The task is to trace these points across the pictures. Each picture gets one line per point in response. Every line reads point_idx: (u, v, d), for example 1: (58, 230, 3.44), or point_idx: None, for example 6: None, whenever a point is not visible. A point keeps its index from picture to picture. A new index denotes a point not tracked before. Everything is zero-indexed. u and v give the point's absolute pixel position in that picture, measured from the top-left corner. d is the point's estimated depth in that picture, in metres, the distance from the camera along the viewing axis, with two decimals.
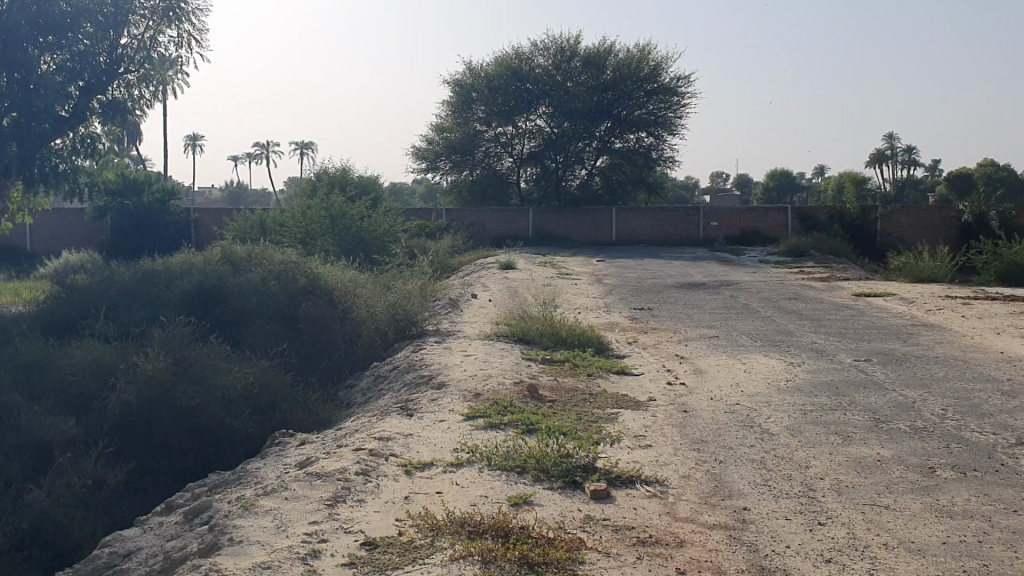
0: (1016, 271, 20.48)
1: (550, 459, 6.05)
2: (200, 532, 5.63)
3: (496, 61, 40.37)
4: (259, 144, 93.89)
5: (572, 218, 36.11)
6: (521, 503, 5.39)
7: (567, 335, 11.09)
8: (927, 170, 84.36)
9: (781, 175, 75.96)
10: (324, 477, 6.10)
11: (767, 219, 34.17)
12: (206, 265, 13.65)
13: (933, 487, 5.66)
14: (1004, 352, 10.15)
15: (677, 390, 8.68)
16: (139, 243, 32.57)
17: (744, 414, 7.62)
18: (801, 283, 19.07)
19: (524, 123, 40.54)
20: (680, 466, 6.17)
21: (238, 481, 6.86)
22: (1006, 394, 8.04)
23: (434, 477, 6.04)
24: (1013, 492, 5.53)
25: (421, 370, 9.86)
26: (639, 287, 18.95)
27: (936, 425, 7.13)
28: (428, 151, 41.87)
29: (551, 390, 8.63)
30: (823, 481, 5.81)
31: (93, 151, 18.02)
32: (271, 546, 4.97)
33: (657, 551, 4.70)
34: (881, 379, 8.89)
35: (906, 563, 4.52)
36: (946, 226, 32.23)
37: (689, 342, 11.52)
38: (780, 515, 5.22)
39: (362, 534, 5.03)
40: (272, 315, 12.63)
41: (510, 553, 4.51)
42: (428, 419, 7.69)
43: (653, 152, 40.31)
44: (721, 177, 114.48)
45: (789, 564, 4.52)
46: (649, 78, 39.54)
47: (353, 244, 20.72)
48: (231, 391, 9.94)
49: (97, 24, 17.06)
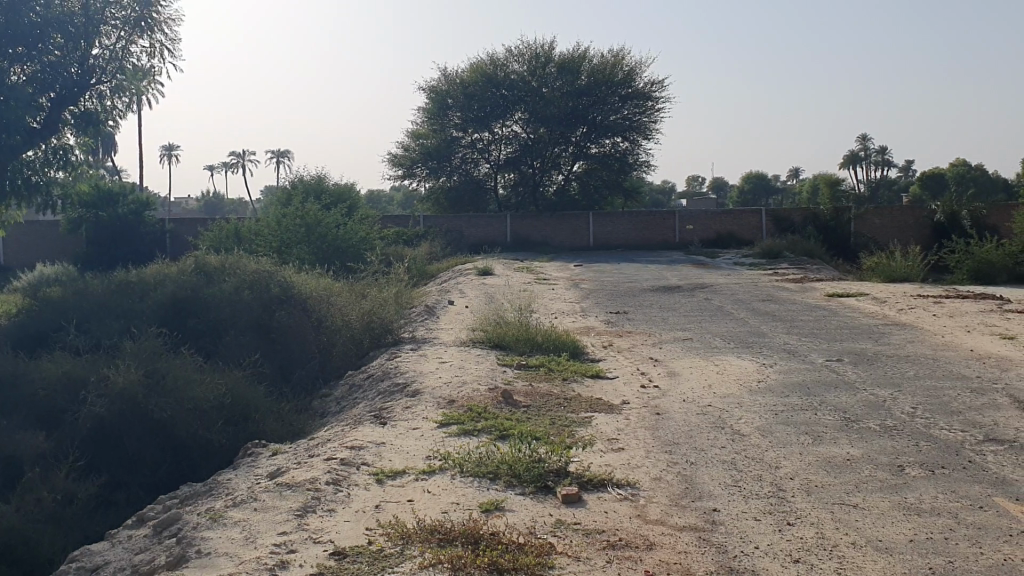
0: (988, 269, 20.71)
1: (521, 464, 6.04)
2: (169, 545, 5.57)
3: (471, 68, 40.49)
4: (235, 153, 92.89)
5: (549, 223, 36.06)
6: (492, 510, 5.38)
7: (542, 340, 11.11)
8: (901, 172, 84.20)
9: (755, 178, 76.88)
10: (294, 487, 6.05)
11: (743, 221, 34.33)
12: (178, 275, 13.56)
13: (902, 484, 5.70)
14: (974, 350, 10.24)
15: (650, 392, 8.70)
16: (115, 255, 32.30)
17: (716, 415, 7.67)
18: (776, 285, 19.17)
19: (500, 129, 40.67)
20: (652, 469, 6.17)
21: (208, 492, 6.78)
22: (974, 392, 8.11)
23: (405, 485, 6.00)
24: (980, 488, 5.57)
25: (395, 378, 9.79)
26: (616, 291, 19.04)
27: (905, 423, 7.18)
28: (405, 159, 41.44)
29: (526, 395, 8.63)
30: (792, 481, 5.83)
31: (65, 161, 17.94)
32: (239, 557, 4.93)
33: (627, 554, 4.70)
34: (853, 378, 8.95)
35: (873, 561, 4.54)
36: (920, 226, 32.27)
37: (664, 345, 11.57)
38: (749, 516, 5.23)
39: (331, 544, 5.00)
40: (246, 324, 12.53)
41: (479, 560, 4.49)
42: (401, 427, 7.66)
43: (629, 157, 40.38)
44: (697, 181, 113.95)
45: (757, 565, 4.53)
46: (624, 82, 39.78)
47: (329, 252, 20.56)
48: (204, 402, 9.79)
49: (68, 34, 16.94)
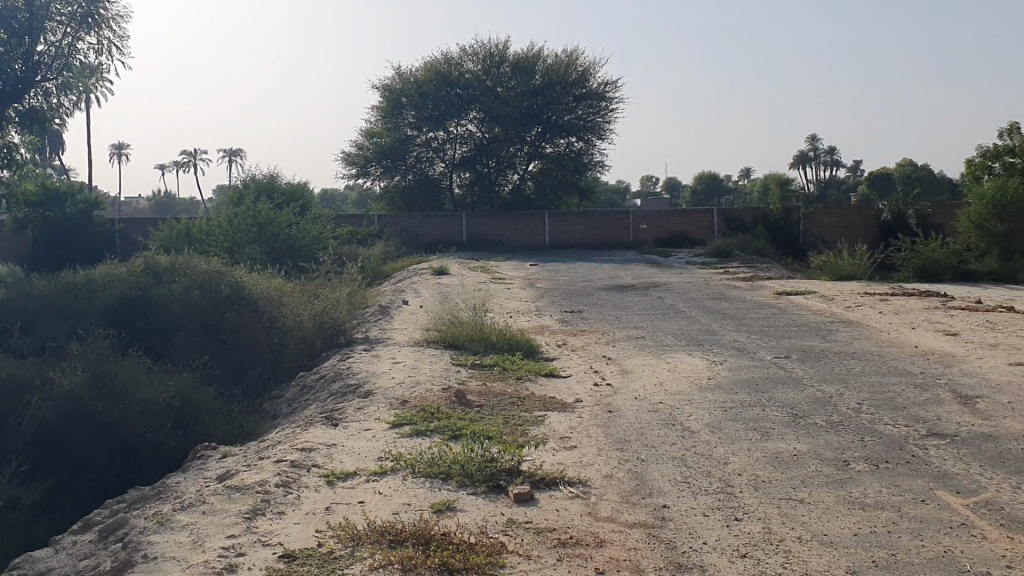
0: (932, 267, 21.12)
1: (474, 463, 6.04)
2: (114, 550, 5.48)
3: (425, 66, 40.39)
4: (186, 151, 91.43)
5: (504, 222, 36.06)
6: (444, 510, 5.38)
7: (496, 339, 11.11)
8: (849, 172, 85.51)
9: (708, 178, 77.73)
10: (243, 490, 5.99)
11: (696, 221, 34.66)
12: (125, 276, 13.26)
13: (847, 479, 5.80)
14: (919, 346, 10.45)
15: (603, 390, 8.75)
16: (62, 256, 31.56)
17: (666, 412, 7.74)
18: (727, 283, 19.38)
19: (455, 127, 40.57)
20: (603, 466, 6.21)
21: (156, 496, 6.68)
22: (918, 387, 8.29)
23: (356, 486, 5.97)
24: (922, 482, 5.69)
25: (348, 379, 9.73)
26: (571, 290, 19.10)
27: (851, 418, 7.31)
28: (359, 157, 41.04)
29: (479, 394, 8.62)
30: (741, 476, 5.91)
31: (10, 160, 17.54)
32: (187, 561, 4.87)
33: (577, 552, 4.72)
34: (800, 375, 9.09)
35: (818, 555, 4.62)
36: (867, 226, 32.67)
37: (617, 344, 11.64)
38: (698, 512, 5.28)
39: (281, 546, 4.95)
40: (196, 325, 12.41)
41: (430, 560, 4.49)
42: (353, 428, 7.62)
43: (583, 157, 40.64)
44: (651, 181, 114.56)
45: (706, 560, 4.58)
46: (578, 83, 40.01)
47: (282, 252, 20.35)
48: (153, 404, 9.65)
49: (11, 30, 16.66)
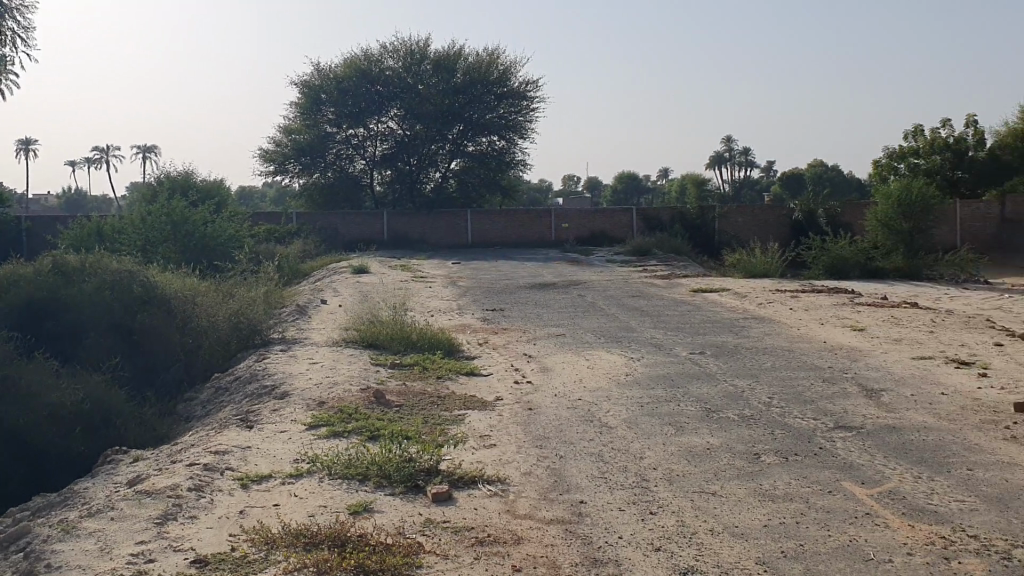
0: (841, 264, 21.78)
1: (391, 463, 6.00)
2: (16, 559, 5.29)
3: (344, 63, 40.06)
4: (98, 147, 88.66)
5: (426, 221, 35.92)
6: (360, 511, 5.33)
7: (416, 338, 11.06)
8: (763, 172, 87.48)
9: (627, 177, 78.63)
10: (154, 495, 5.83)
11: (615, 220, 35.02)
12: (31, 272, 12.76)
13: (758, 471, 5.95)
14: (828, 341, 10.77)
15: (522, 388, 8.79)
16: None
17: (584, 408, 7.82)
18: (646, 281, 19.67)
19: (376, 125, 40.30)
20: (521, 464, 6.24)
21: (62, 503, 6.47)
22: (826, 381, 8.55)
23: (271, 489, 5.88)
24: (829, 473, 5.87)
25: (264, 380, 9.58)
26: (492, 289, 19.13)
27: (762, 412, 7.48)
28: (277, 154, 40.28)
29: (398, 394, 8.57)
30: (656, 471, 6.00)
31: None
32: (93, 569, 4.73)
33: (494, 550, 4.73)
34: (714, 370, 9.28)
35: (729, 547, 4.72)
36: (780, 224, 33.52)
37: (537, 341, 11.70)
38: (614, 507, 5.35)
39: (193, 551, 4.84)
40: (107, 326, 12.10)
41: (346, 562, 4.45)
42: (268, 430, 7.50)
43: (505, 155, 40.63)
44: (573, 181, 115.44)
45: (621, 555, 4.64)
46: (498, 82, 40.25)
47: (197, 250, 19.91)
48: (60, 408, 9.36)
49: None
